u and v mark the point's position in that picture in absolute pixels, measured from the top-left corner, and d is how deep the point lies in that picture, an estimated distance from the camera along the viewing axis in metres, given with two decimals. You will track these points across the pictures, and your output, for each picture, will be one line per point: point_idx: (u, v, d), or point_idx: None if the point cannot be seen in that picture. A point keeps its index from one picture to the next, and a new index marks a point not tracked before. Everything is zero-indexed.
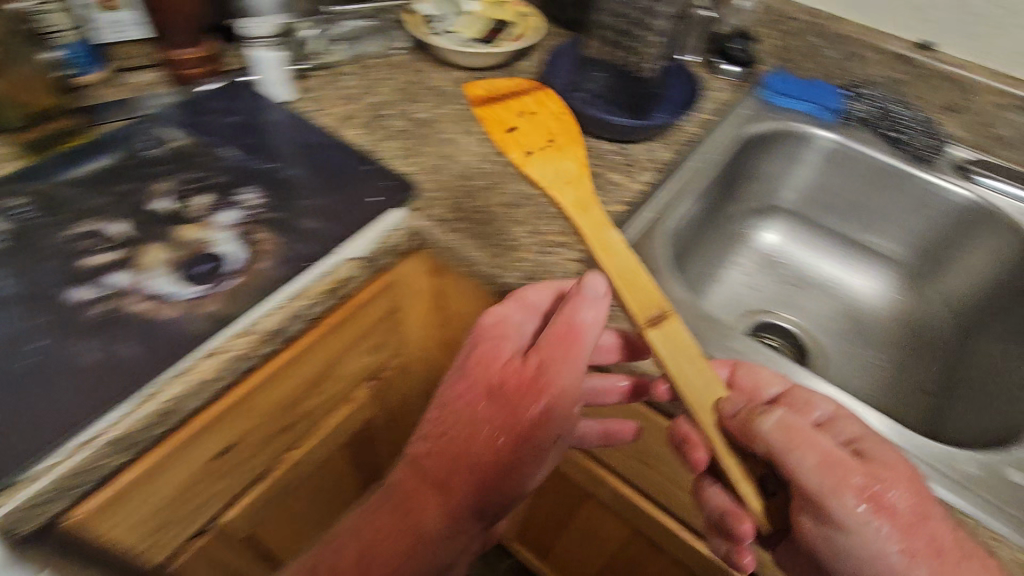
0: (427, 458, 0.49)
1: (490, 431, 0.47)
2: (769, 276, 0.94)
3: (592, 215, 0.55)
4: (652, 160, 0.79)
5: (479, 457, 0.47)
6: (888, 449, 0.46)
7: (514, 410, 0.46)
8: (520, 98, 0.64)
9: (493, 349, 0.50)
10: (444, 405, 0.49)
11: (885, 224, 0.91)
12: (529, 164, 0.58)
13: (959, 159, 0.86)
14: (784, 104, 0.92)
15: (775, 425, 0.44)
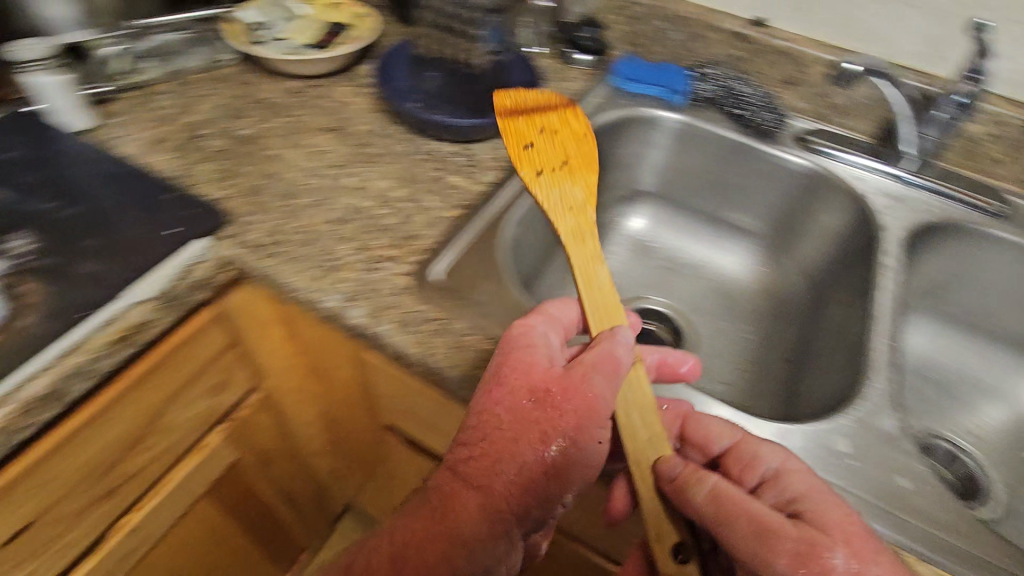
0: (474, 458, 0.46)
1: (540, 435, 0.46)
2: (638, 261, 0.95)
3: (587, 248, 0.55)
4: (497, 157, 0.77)
5: (517, 458, 0.45)
6: (837, 505, 0.44)
7: (563, 414, 0.47)
8: (553, 113, 0.62)
9: (530, 360, 0.49)
10: (479, 411, 0.48)
11: (741, 199, 0.92)
12: (538, 185, 0.58)
13: (801, 131, 0.89)
14: (635, 90, 0.92)
15: (706, 495, 0.45)
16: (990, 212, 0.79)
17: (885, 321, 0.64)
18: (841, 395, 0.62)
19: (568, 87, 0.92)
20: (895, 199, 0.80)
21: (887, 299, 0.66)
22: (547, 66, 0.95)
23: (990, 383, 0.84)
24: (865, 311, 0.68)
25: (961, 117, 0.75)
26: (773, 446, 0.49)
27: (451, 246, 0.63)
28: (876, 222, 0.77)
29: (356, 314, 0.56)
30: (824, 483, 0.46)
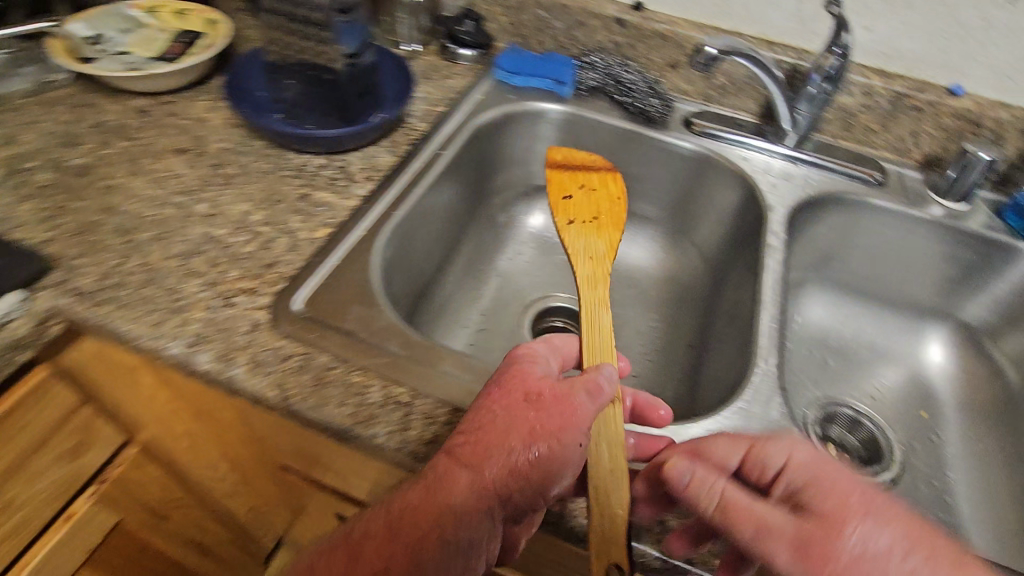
0: (464, 445, 0.44)
1: (525, 433, 0.44)
2: (542, 259, 0.93)
3: (596, 291, 0.62)
4: (371, 167, 0.72)
5: (511, 445, 0.43)
6: (848, 488, 0.40)
7: (549, 417, 0.45)
8: (596, 174, 0.73)
9: (528, 371, 0.48)
10: (478, 405, 0.46)
11: (637, 187, 0.91)
12: (568, 234, 0.67)
13: (687, 114, 0.88)
14: (520, 83, 0.89)
15: (715, 508, 0.41)
16: (873, 181, 0.82)
17: (772, 302, 0.64)
18: (733, 382, 0.62)
19: (450, 85, 0.88)
20: (780, 176, 0.81)
21: (772, 279, 0.67)
22: (428, 64, 0.91)
23: (880, 346, 0.87)
24: (754, 293, 0.67)
25: (830, 91, 0.76)
26: (780, 440, 0.44)
27: (315, 271, 0.58)
28: (762, 200, 0.78)
29: (204, 359, 0.50)
30: (832, 468, 0.42)
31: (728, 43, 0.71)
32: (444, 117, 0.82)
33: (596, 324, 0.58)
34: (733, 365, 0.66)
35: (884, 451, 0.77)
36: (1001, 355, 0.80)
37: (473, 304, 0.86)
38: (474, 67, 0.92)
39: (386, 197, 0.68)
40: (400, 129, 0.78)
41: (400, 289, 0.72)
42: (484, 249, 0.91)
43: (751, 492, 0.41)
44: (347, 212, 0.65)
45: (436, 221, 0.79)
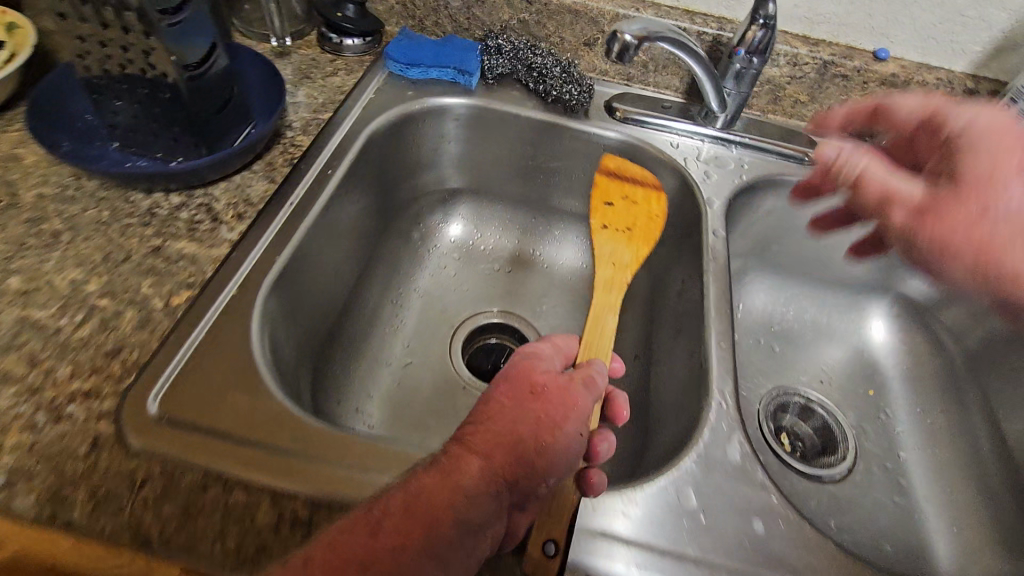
0: (476, 433, 0.44)
1: (532, 422, 0.46)
2: (466, 273, 0.84)
3: (609, 294, 0.65)
4: (242, 199, 0.59)
5: (516, 429, 0.45)
6: (984, 152, 0.49)
7: (553, 405, 0.47)
8: (643, 187, 0.70)
9: (533, 366, 0.51)
10: (484, 401, 0.48)
11: (562, 182, 0.82)
12: (597, 235, 0.69)
13: (608, 99, 0.79)
14: (419, 76, 0.77)
15: (860, 158, 0.58)
16: (804, 158, 0.76)
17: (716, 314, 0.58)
18: (685, 409, 0.56)
19: (335, 85, 0.75)
20: (713, 163, 0.75)
21: (716, 284, 0.61)
22: (305, 59, 0.77)
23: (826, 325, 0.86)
24: (698, 301, 0.62)
25: (758, 65, 0.69)
26: (972, 103, 0.53)
27: (175, 354, 0.46)
28: (697, 192, 0.71)
29: (23, 503, 0.38)
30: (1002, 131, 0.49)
31: (648, 24, 0.62)
32: (331, 126, 0.69)
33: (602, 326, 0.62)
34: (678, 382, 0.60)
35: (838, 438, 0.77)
36: (945, 334, 0.80)
37: (394, 337, 0.77)
38: (363, 59, 0.79)
39: (264, 238, 0.56)
40: (276, 147, 0.65)
41: (297, 342, 0.60)
42: (401, 269, 0.81)
43: (892, 172, 0.56)
44: (214, 265, 0.53)
45: (335, 250, 0.67)
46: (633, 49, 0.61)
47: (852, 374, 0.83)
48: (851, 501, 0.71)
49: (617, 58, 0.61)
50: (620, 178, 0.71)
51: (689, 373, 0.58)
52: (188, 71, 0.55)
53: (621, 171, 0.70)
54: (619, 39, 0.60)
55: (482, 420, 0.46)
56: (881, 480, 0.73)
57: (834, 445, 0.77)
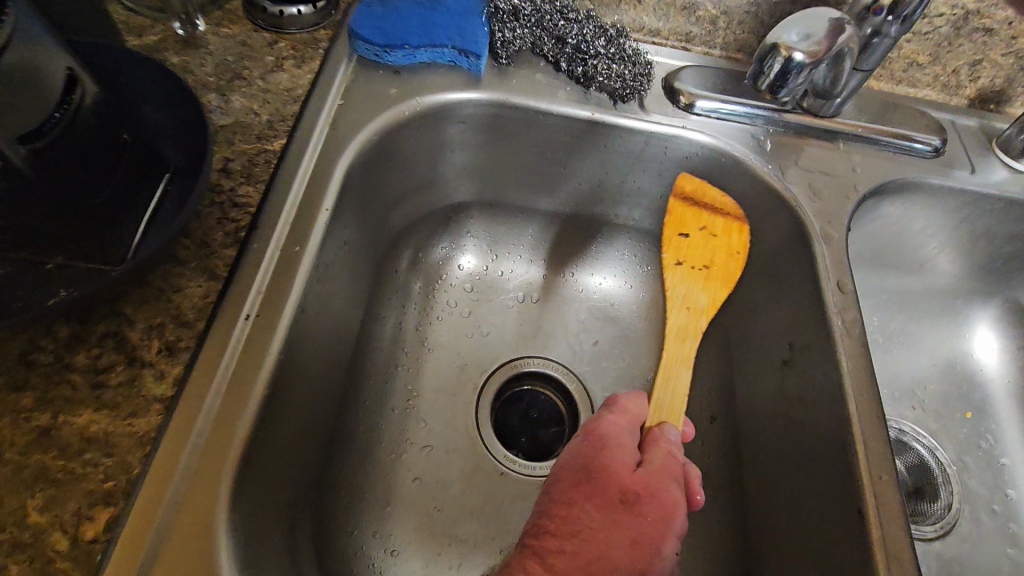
0: (562, 555, 0.39)
1: (626, 543, 0.39)
2: (484, 312, 0.64)
3: (684, 346, 0.48)
4: (168, 314, 0.38)
5: (610, 552, 0.38)
6: None
7: (649, 519, 0.40)
8: (723, 217, 0.51)
9: (617, 456, 0.42)
10: (567, 505, 0.41)
11: (607, 191, 0.62)
12: (668, 275, 0.50)
13: (668, 79, 0.57)
14: (404, 60, 0.54)
15: None
16: (930, 150, 0.59)
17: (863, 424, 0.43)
18: (827, 555, 0.42)
19: (281, 86, 0.51)
20: (814, 168, 0.56)
21: (853, 374, 0.45)
22: (232, 46, 0.52)
23: (927, 334, 0.69)
24: (828, 391, 0.46)
25: (897, 35, 0.47)
26: None
27: None
28: (806, 224, 0.53)
29: None
30: None
31: (813, 21, 0.40)
32: (286, 162, 0.46)
33: (673, 387, 0.46)
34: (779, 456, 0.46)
35: (936, 478, 0.64)
36: None
37: (410, 416, 0.58)
38: (315, 37, 0.55)
39: (218, 385, 0.37)
40: (208, 211, 0.43)
41: (290, 498, 0.43)
42: (405, 322, 0.61)
43: None
44: (141, 456, 0.34)
45: (320, 342, 0.47)
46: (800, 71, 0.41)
47: (948, 391, 0.68)
48: (962, 566, 0.59)
49: (776, 85, 0.42)
50: (698, 207, 0.52)
51: (825, 499, 0.44)
52: (23, 161, 0.32)
53: (698, 197, 0.51)
54: (783, 59, 0.40)
55: (567, 535, 0.39)
56: (992, 529, 0.61)
57: (932, 488, 0.63)
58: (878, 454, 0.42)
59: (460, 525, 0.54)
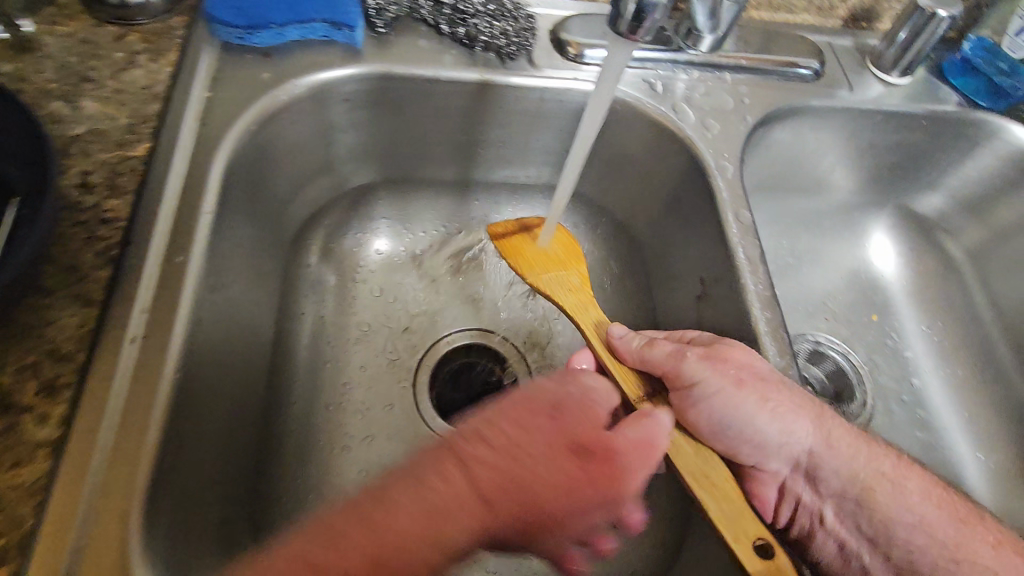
0: (486, 463, 0.37)
1: (557, 489, 0.38)
2: (405, 295, 0.63)
3: (590, 316, 0.50)
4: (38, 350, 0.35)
5: (541, 480, 0.37)
6: None
7: (592, 477, 0.39)
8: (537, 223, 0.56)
9: (592, 407, 0.42)
10: (514, 428, 0.40)
11: (510, 152, 0.62)
12: (536, 281, 0.53)
13: (555, 30, 0.57)
14: (273, 41, 0.50)
15: None
16: (811, 73, 0.61)
17: (749, 362, 0.42)
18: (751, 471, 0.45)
19: (136, 84, 0.46)
20: (707, 105, 0.57)
21: (759, 300, 0.47)
22: (71, 44, 0.47)
23: (831, 250, 0.73)
24: (737, 319, 0.48)
25: None
26: None
27: None
28: (702, 162, 0.54)
29: None
30: None
31: None
32: (154, 168, 0.43)
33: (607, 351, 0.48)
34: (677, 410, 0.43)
35: (852, 381, 0.69)
36: (955, 246, 0.71)
37: (345, 410, 0.57)
38: (169, 25, 0.50)
39: (112, 416, 0.35)
40: (69, 232, 0.39)
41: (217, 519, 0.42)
42: (325, 316, 0.59)
43: None
44: (34, 506, 0.31)
45: (224, 355, 0.45)
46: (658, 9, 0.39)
47: (854, 299, 0.72)
48: None
49: (634, 29, 0.39)
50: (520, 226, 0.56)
51: None
52: None
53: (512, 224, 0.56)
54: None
55: (503, 454, 0.38)
56: (902, 417, 0.67)
57: (850, 390, 0.68)
58: (775, 380, 0.42)
59: None
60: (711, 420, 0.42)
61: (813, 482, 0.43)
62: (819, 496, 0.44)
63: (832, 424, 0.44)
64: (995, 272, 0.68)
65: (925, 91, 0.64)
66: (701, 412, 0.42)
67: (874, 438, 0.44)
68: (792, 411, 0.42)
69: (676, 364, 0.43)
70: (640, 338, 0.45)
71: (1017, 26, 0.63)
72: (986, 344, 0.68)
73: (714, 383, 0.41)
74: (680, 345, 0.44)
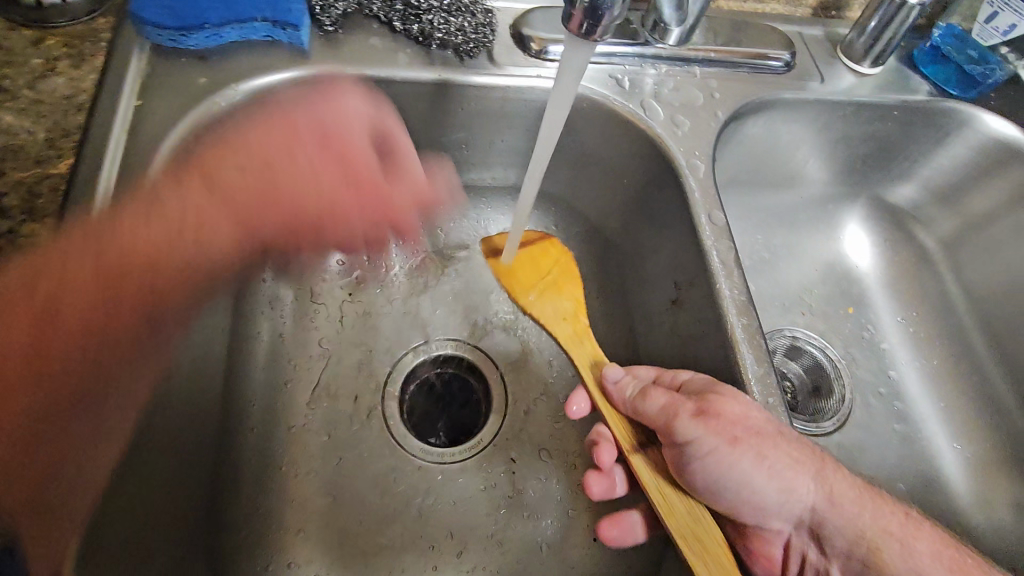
0: (242, 164, 0.45)
1: (316, 211, 0.48)
2: (369, 307, 0.60)
3: (586, 345, 0.49)
4: None
5: (286, 167, 0.47)
6: None
7: (351, 194, 0.49)
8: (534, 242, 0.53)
9: (346, 128, 0.49)
10: (262, 129, 0.47)
11: (475, 154, 0.59)
12: (530, 309, 0.50)
13: (517, 24, 0.54)
14: (209, 42, 0.47)
15: None
16: (782, 65, 0.60)
17: (743, 416, 0.39)
18: None
19: (57, 94, 0.43)
20: (676, 101, 0.55)
21: (734, 305, 0.45)
22: None
23: (806, 244, 0.72)
24: (713, 326, 0.46)
25: None
26: None
27: None
28: (672, 160, 0.52)
29: None
30: None
31: None
32: (77, 185, 0.40)
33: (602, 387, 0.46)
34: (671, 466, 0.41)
35: (830, 376, 0.67)
36: (929, 236, 0.70)
37: (308, 432, 0.54)
38: (94, 28, 0.46)
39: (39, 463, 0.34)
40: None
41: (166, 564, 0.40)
42: (283, 332, 0.56)
43: None
44: None
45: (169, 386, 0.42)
46: (616, 5, 0.35)
47: (830, 292, 0.71)
48: (860, 451, 0.63)
49: (593, 28, 0.36)
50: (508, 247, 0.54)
51: None
52: None
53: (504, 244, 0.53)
54: None
55: (250, 152, 0.45)
56: (880, 411, 0.66)
57: (828, 384, 0.67)
58: (770, 433, 0.39)
59: (380, 531, 0.52)
60: (708, 481, 0.39)
61: (819, 542, 0.41)
62: (824, 555, 0.41)
63: (836, 477, 0.41)
64: (968, 261, 0.67)
65: (895, 81, 0.63)
66: (696, 473, 0.39)
67: (885, 494, 0.41)
68: (792, 467, 0.39)
69: (667, 421, 0.41)
70: (634, 386, 0.44)
71: (988, 12, 0.63)
72: (963, 335, 0.67)
73: (707, 443, 0.38)
74: (672, 398, 0.41)
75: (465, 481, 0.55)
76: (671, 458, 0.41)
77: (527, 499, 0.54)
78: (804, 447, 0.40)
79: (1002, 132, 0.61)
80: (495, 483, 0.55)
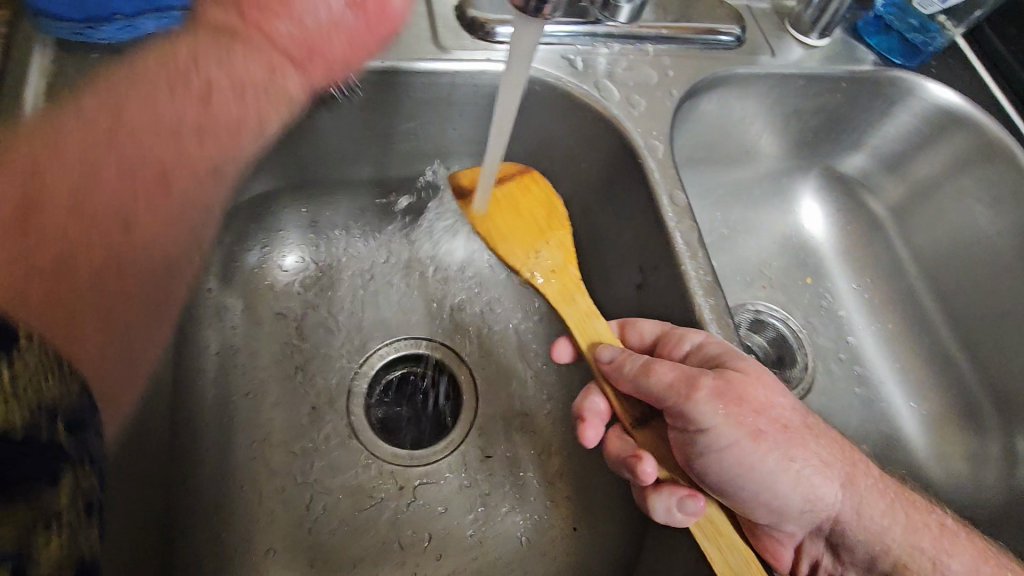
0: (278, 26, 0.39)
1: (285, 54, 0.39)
2: (327, 311, 0.57)
3: (578, 305, 0.45)
4: None
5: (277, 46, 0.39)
6: None
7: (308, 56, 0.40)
8: (519, 183, 0.48)
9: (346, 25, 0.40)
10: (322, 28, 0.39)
11: (429, 144, 0.56)
12: (516, 262, 0.46)
13: (463, 5, 0.51)
14: (123, 34, 0.43)
15: None
16: (733, 40, 0.59)
17: (766, 403, 0.38)
18: None
19: None
20: (630, 80, 0.54)
21: (700, 286, 0.45)
22: None
23: (763, 217, 0.73)
24: (680, 310, 0.46)
25: None
26: None
27: None
28: (631, 142, 0.51)
29: None
30: None
31: None
32: None
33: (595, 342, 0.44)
34: (681, 450, 0.39)
35: (793, 347, 0.69)
36: (879, 204, 0.71)
37: (270, 445, 0.51)
38: None
39: None
40: None
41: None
42: (234, 343, 0.53)
43: None
44: None
45: None
46: None
47: (788, 264, 0.72)
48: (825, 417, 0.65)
49: (540, 5, 0.35)
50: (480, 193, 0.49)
51: None
52: None
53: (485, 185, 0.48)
54: None
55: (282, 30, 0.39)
56: (842, 377, 0.67)
57: (791, 355, 0.68)
58: (796, 429, 0.38)
59: (356, 542, 0.50)
60: (722, 475, 0.37)
61: (836, 550, 0.40)
62: (842, 564, 0.40)
63: (868, 487, 0.39)
64: (916, 226, 0.69)
65: (842, 53, 0.63)
66: (709, 465, 0.37)
67: (916, 502, 0.40)
68: (819, 472, 0.38)
69: (681, 401, 0.38)
70: (634, 363, 0.41)
71: None
72: (914, 298, 0.69)
73: (727, 433, 0.36)
74: (684, 377, 0.38)
75: (443, 482, 0.53)
76: (679, 443, 0.39)
77: (503, 495, 0.53)
78: (832, 448, 0.39)
79: (944, 99, 0.63)
80: (469, 482, 0.54)
